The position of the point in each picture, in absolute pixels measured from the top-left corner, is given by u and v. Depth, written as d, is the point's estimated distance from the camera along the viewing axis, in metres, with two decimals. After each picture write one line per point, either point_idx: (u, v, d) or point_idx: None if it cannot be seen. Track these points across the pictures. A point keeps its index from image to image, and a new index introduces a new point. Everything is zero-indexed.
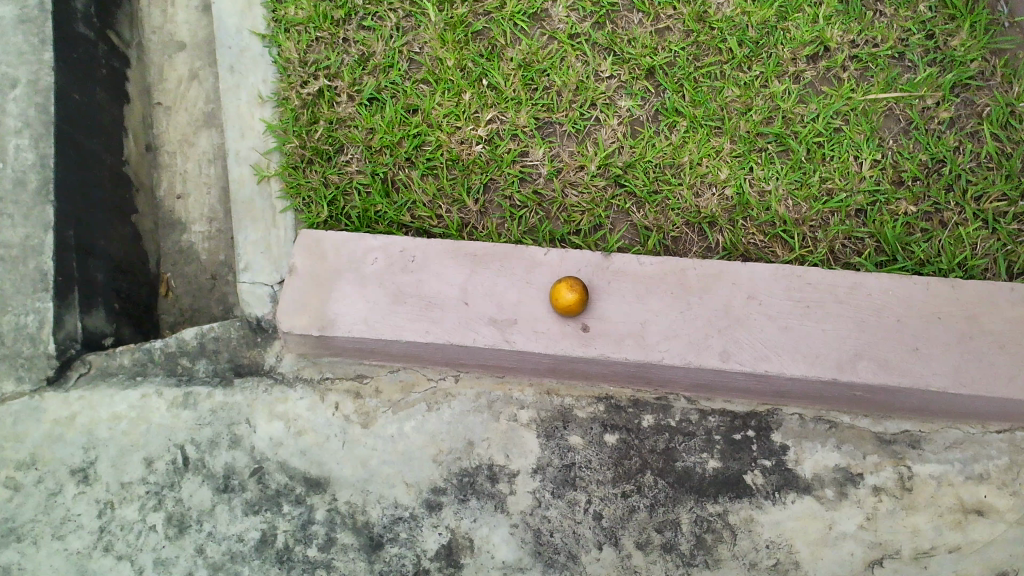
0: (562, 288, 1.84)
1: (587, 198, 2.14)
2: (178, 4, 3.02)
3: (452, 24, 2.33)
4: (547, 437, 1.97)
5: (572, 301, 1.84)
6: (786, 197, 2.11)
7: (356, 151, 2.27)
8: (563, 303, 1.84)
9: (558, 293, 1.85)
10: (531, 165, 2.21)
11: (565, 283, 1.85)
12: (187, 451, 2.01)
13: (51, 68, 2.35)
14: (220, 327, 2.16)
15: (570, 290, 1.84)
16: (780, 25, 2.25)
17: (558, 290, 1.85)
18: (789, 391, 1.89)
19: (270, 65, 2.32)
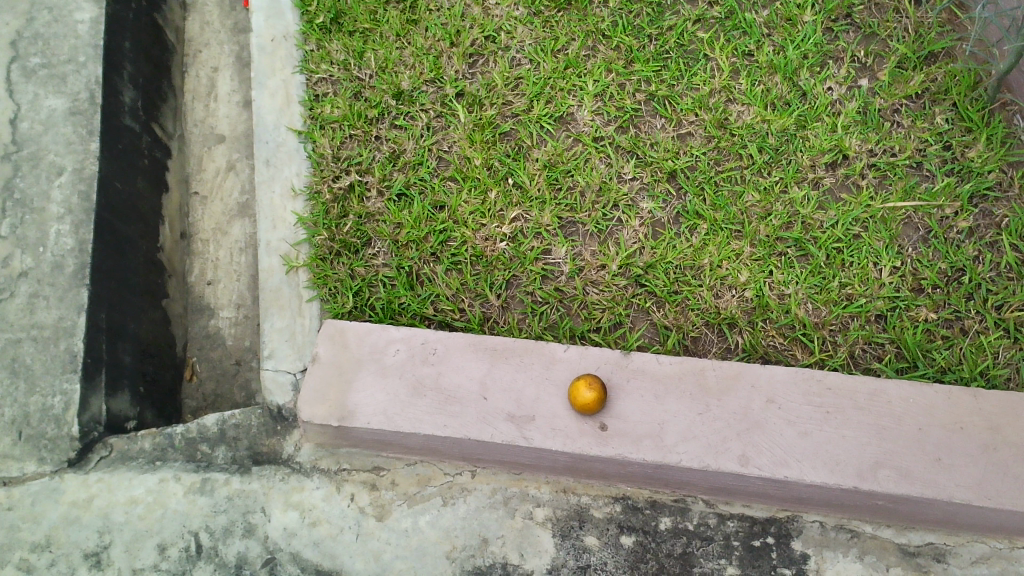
0: (580, 387, 1.86)
1: (608, 296, 2.16)
2: (221, 99, 3.17)
3: (481, 125, 2.42)
4: (563, 537, 1.95)
5: (590, 400, 1.85)
6: (806, 300, 2.11)
7: (383, 245, 2.33)
8: (580, 401, 1.86)
9: (576, 391, 1.87)
10: (554, 263, 2.24)
11: (583, 381, 1.87)
12: (201, 538, 2.02)
13: (96, 157, 2.45)
14: (240, 414, 2.20)
15: (588, 388, 1.86)
16: (799, 133, 2.31)
17: (576, 390, 1.87)
18: (809, 498, 1.86)
19: (304, 160, 2.42)
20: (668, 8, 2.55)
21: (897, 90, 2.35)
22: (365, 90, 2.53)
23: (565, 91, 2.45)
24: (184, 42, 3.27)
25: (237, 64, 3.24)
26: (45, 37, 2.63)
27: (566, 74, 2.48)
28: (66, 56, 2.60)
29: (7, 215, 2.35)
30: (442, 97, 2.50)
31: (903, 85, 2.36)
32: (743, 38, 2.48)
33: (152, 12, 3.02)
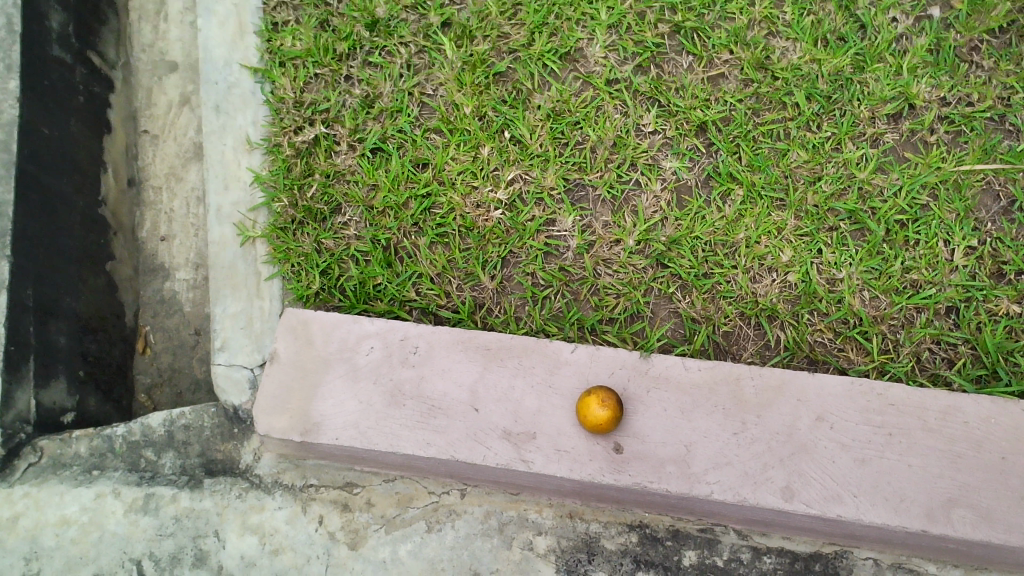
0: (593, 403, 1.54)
1: (622, 280, 1.81)
2: (171, 20, 2.72)
3: (472, 64, 2.01)
4: (568, 574, 1.67)
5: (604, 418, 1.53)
6: (862, 288, 1.76)
7: (355, 212, 1.96)
8: (591, 419, 1.54)
9: (587, 406, 1.54)
10: (558, 236, 1.88)
11: (595, 395, 1.54)
12: (144, 567, 1.75)
13: (16, 97, 2.05)
14: (191, 415, 1.90)
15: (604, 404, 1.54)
16: (856, 78, 1.91)
17: (588, 406, 1.54)
18: (862, 535, 1.57)
19: (261, 105, 2.02)
20: None
21: (978, 22, 1.92)
22: (334, 18, 2.10)
23: (573, 21, 2.02)
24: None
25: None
26: None
27: None
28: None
29: None
30: (425, 27, 2.07)
31: (984, 16, 1.92)
32: None
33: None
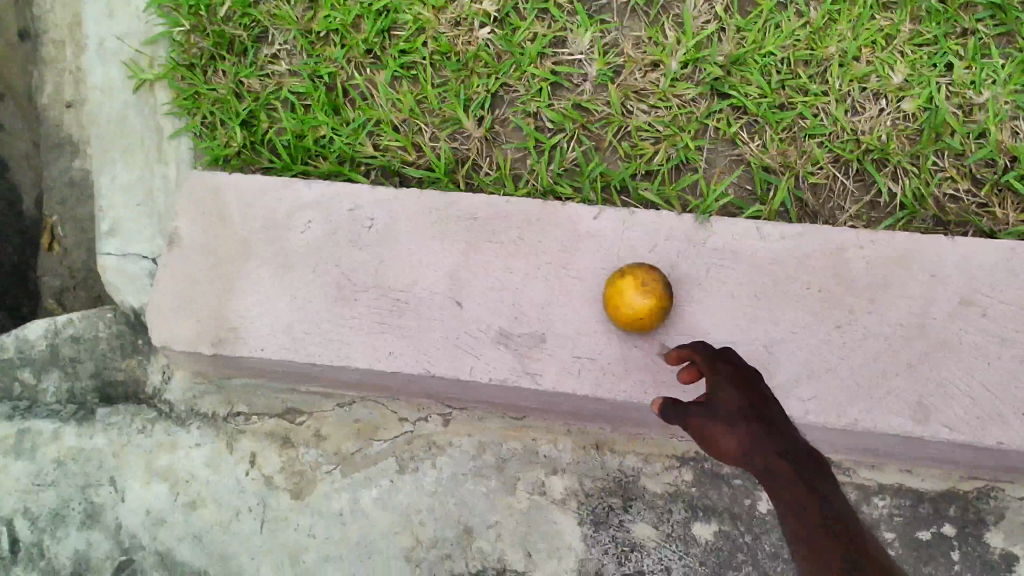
0: (626, 289, 1.04)
1: (663, 117, 1.28)
2: None
3: None
4: (597, 528, 1.22)
5: (646, 310, 1.03)
6: (1012, 115, 1.24)
7: (285, 39, 1.39)
8: (627, 313, 1.04)
9: (619, 296, 1.05)
10: (571, 61, 1.32)
11: (630, 279, 1.04)
12: (16, 530, 1.28)
13: None
14: (82, 322, 1.36)
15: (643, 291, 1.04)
16: None
17: (619, 294, 1.04)
18: (1016, 466, 1.12)
19: None
20: None
21: None
22: None
23: None
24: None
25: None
26: None
27: None
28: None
29: None
30: None
31: None
32: None
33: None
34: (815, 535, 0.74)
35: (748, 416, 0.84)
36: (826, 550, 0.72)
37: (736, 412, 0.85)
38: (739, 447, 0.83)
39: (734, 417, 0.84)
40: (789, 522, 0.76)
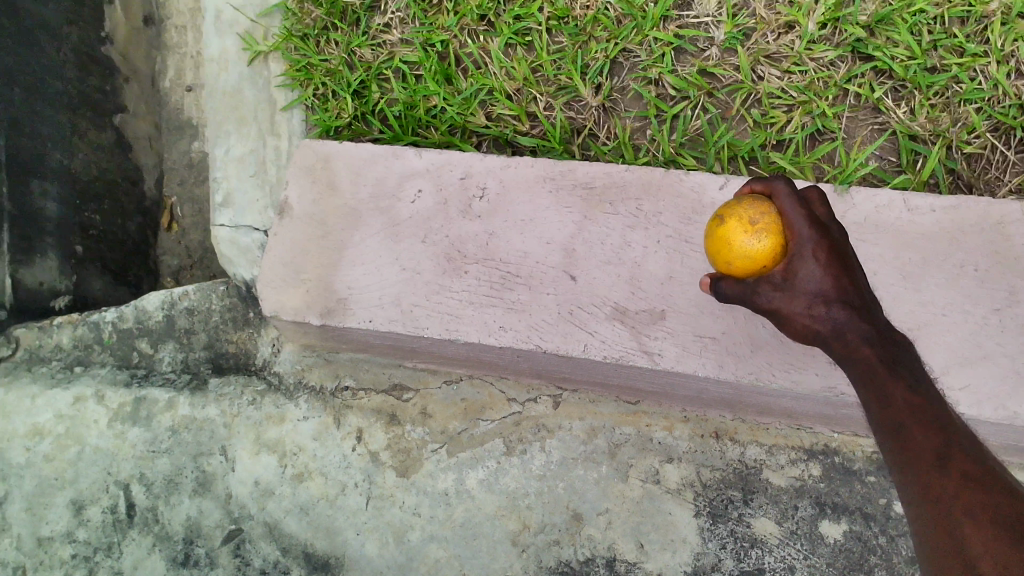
0: (732, 230, 0.87)
1: (797, 83, 1.21)
2: None
3: None
4: (715, 521, 1.14)
5: (764, 251, 0.87)
6: None
7: (398, 7, 1.37)
8: (755, 247, 0.88)
9: (735, 230, 0.88)
10: (695, 25, 1.26)
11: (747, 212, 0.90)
12: (131, 494, 1.23)
13: None
14: (197, 294, 1.35)
15: (752, 223, 0.87)
16: None
17: (730, 234, 0.88)
18: None
19: None
20: None
21: None
22: None
23: None
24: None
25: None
26: None
27: None
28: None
29: None
30: None
31: None
32: None
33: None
34: (944, 495, 0.74)
35: (883, 374, 0.85)
36: (950, 512, 0.72)
37: (875, 368, 0.86)
38: (879, 397, 0.84)
39: (864, 372, 0.86)
40: (912, 480, 0.77)
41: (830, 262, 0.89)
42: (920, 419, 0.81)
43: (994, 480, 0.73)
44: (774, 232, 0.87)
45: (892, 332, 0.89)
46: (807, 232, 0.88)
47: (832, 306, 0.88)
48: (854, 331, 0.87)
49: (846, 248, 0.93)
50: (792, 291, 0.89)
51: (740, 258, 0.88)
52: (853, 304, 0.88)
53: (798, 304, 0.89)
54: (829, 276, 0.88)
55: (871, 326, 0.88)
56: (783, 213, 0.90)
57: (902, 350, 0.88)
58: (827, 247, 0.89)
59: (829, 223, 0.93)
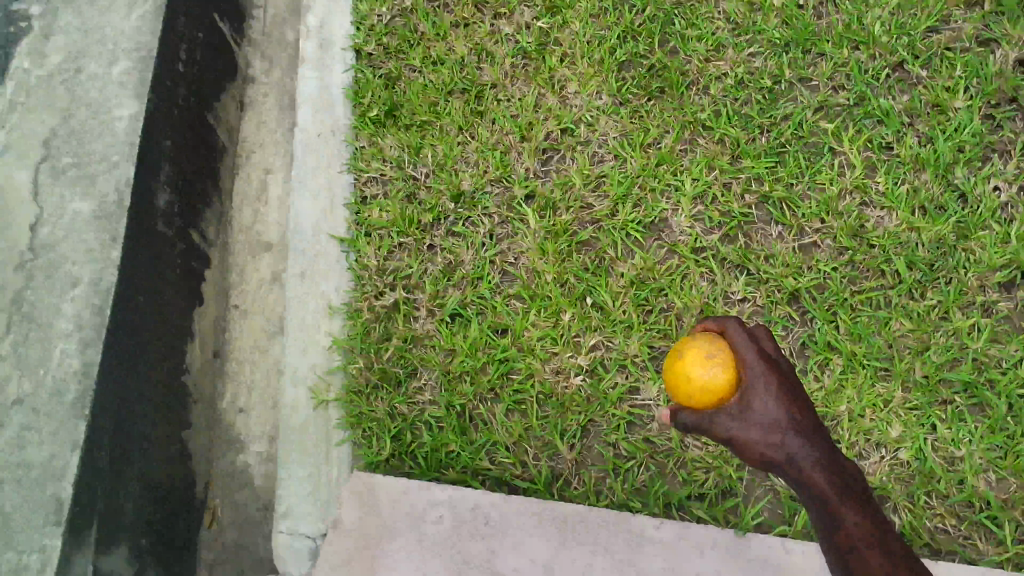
0: (693, 360, 1.35)
1: (712, 452, 1.74)
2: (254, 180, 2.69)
3: (555, 232, 2.00)
4: None
5: (722, 379, 1.31)
6: (984, 467, 1.68)
7: (430, 375, 1.91)
8: (706, 386, 1.33)
9: (688, 364, 1.36)
10: (643, 405, 1.83)
11: (699, 355, 1.36)
12: None
13: (118, 266, 2.03)
14: None
15: (709, 362, 1.33)
16: (961, 245, 1.82)
17: (688, 370, 1.35)
18: None
19: (345, 272, 2.07)
20: (783, 94, 2.10)
21: None
22: (421, 191, 2.15)
23: (657, 193, 2.02)
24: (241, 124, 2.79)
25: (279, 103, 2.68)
26: (78, 133, 2.20)
27: (658, 172, 2.03)
28: (106, 128, 2.21)
29: (11, 330, 1.94)
30: (510, 199, 2.09)
31: None
32: (877, 129, 2.00)
33: (201, 87, 2.57)
34: None
35: (821, 477, 1.24)
36: None
37: (824, 487, 1.23)
38: (825, 517, 1.23)
39: (821, 494, 1.23)
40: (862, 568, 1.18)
41: (775, 391, 1.28)
42: (852, 529, 1.20)
43: (896, 570, 1.16)
44: (730, 363, 1.33)
45: (833, 452, 1.27)
46: (758, 365, 1.30)
47: (785, 435, 1.25)
48: (805, 459, 1.25)
49: (785, 368, 1.33)
50: (747, 423, 1.28)
51: (699, 387, 1.33)
52: (800, 423, 1.26)
53: (755, 439, 1.26)
54: (776, 417, 1.27)
55: (818, 451, 1.26)
56: (733, 344, 1.34)
57: (841, 472, 1.25)
58: (773, 386, 1.29)
59: (772, 355, 1.34)
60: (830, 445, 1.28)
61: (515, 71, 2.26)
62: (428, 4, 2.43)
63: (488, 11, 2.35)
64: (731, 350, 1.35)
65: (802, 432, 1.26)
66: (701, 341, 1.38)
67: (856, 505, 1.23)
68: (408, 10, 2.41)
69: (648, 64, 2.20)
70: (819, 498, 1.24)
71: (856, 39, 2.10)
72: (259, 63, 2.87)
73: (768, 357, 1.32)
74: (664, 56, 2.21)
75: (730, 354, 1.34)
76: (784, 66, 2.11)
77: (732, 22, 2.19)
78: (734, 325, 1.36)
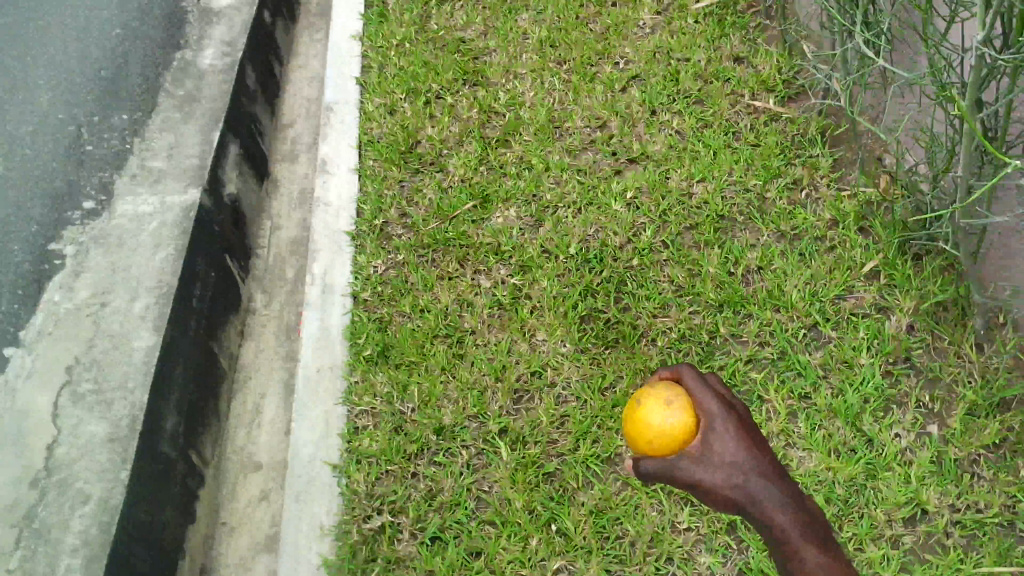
0: (655, 411, 1.68)
1: None
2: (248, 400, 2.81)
3: (524, 463, 2.31)
4: None
5: (682, 420, 1.64)
6: None
7: None
8: (667, 426, 1.65)
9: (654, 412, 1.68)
10: None
11: (664, 405, 1.67)
12: None
13: (126, 485, 2.23)
14: None
15: (670, 410, 1.66)
16: (870, 483, 2.14)
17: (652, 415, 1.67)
18: None
19: (337, 495, 2.31)
20: (719, 347, 2.48)
21: (973, 437, 2.18)
22: (407, 423, 2.43)
23: (613, 430, 2.34)
24: (241, 350, 2.94)
25: (276, 336, 2.97)
26: (101, 363, 2.48)
27: (613, 412, 2.37)
28: (124, 358, 2.48)
29: (19, 546, 2.13)
30: (484, 432, 2.40)
31: (978, 433, 2.18)
32: (797, 379, 2.36)
33: (212, 321, 2.79)
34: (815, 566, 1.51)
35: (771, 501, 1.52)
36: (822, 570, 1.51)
37: (774, 511, 1.52)
38: (783, 544, 1.53)
39: (770, 514, 1.53)
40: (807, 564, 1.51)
41: (735, 439, 1.56)
42: (814, 569, 1.51)
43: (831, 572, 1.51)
44: (687, 407, 1.66)
45: (793, 497, 1.54)
46: (716, 410, 1.60)
47: (742, 470, 1.53)
48: (757, 485, 1.53)
49: (736, 407, 1.63)
50: (711, 468, 1.54)
51: (663, 431, 1.65)
52: (753, 458, 1.54)
53: (720, 483, 1.53)
54: (739, 462, 1.53)
55: (771, 475, 1.54)
56: (692, 391, 1.66)
57: (798, 511, 1.54)
58: (733, 436, 1.57)
59: (725, 397, 1.65)
60: (789, 487, 1.56)
61: (492, 319, 2.63)
62: (418, 259, 2.83)
63: (470, 268, 2.78)
64: (689, 394, 1.67)
65: (763, 475, 1.53)
66: (661, 394, 1.70)
67: (812, 542, 1.53)
68: (401, 264, 2.82)
69: (605, 317, 2.58)
70: (779, 535, 1.53)
71: (778, 302, 2.51)
72: (260, 297, 3.08)
73: (722, 399, 1.63)
74: (618, 311, 2.60)
75: (686, 399, 1.67)
76: (718, 323, 2.50)
77: (675, 284, 2.62)
78: (694, 381, 1.67)
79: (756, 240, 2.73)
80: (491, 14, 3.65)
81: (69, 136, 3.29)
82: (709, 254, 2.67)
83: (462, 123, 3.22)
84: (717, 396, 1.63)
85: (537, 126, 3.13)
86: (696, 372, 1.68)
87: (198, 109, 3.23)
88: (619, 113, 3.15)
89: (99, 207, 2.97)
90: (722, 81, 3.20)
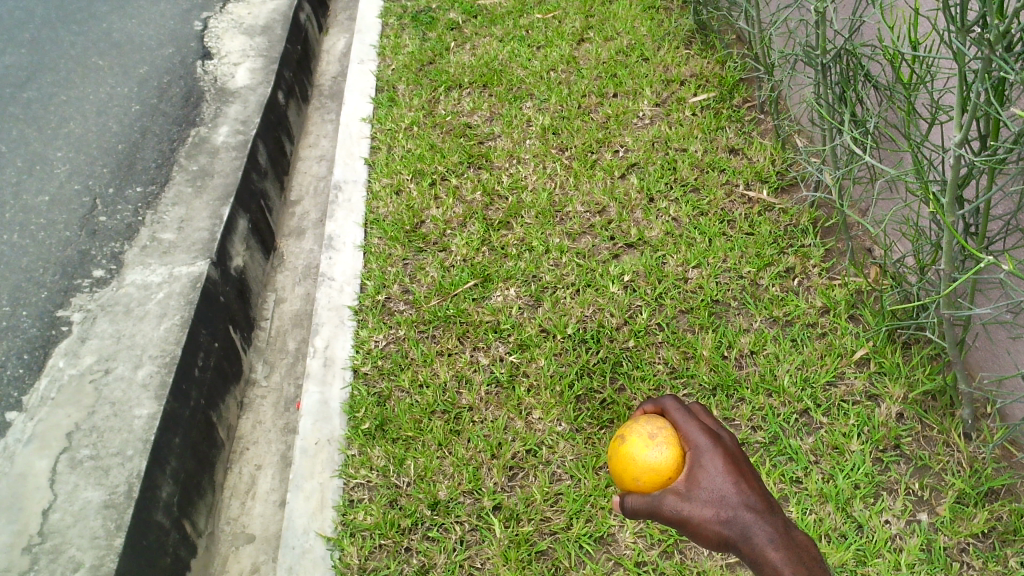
0: (641, 445, 1.71)
1: None
2: (245, 470, 2.82)
3: (517, 541, 2.32)
4: None
5: (670, 454, 1.68)
6: None
7: None
8: (654, 461, 1.68)
9: (640, 448, 1.71)
10: None
11: (650, 440, 1.71)
12: None
13: (118, 553, 2.21)
14: None
15: (654, 446, 1.69)
16: (860, 568, 2.16)
17: (640, 449, 1.71)
18: None
19: (329, 568, 2.32)
20: None
21: (961, 526, 2.20)
22: (401, 497, 2.45)
23: (607, 509, 2.36)
24: (240, 421, 2.96)
25: (275, 408, 2.99)
26: (101, 429, 2.52)
27: (607, 491, 2.40)
28: (124, 427, 2.51)
29: None
30: (478, 508, 2.41)
31: (966, 521, 2.21)
32: (789, 464, 2.40)
33: (212, 391, 2.80)
34: None
35: (763, 537, 1.50)
36: None
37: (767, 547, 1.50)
38: None
39: (764, 551, 1.50)
40: None
41: (722, 472, 1.58)
42: None
43: None
44: (674, 442, 1.69)
45: (787, 532, 1.51)
46: (705, 444, 1.63)
47: (731, 506, 1.53)
48: (751, 526, 1.51)
49: (727, 442, 1.65)
50: (698, 502, 1.56)
51: (648, 468, 1.69)
52: (741, 493, 1.54)
53: (708, 518, 1.53)
54: (726, 496, 1.54)
55: (761, 512, 1.53)
56: (680, 425, 1.70)
57: (793, 547, 1.51)
58: (719, 469, 1.58)
59: (715, 431, 1.67)
60: (782, 522, 1.53)
61: (489, 396, 2.67)
62: (418, 334, 2.89)
63: (469, 344, 2.83)
64: (677, 429, 1.71)
65: (751, 509, 1.53)
66: (647, 429, 1.74)
67: None
68: (401, 338, 2.88)
69: (600, 397, 2.63)
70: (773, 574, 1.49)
71: (770, 387, 2.57)
72: (261, 368, 3.12)
73: (712, 433, 1.66)
74: (613, 391, 2.65)
75: (674, 433, 1.71)
76: (711, 406, 2.55)
77: (670, 366, 2.68)
78: (679, 415, 1.71)
79: (749, 324, 2.79)
80: (497, 102, 3.80)
81: (84, 207, 3.39)
82: (703, 338, 2.73)
83: (466, 205, 3.32)
84: (704, 430, 1.66)
85: (539, 210, 3.24)
86: (682, 407, 1.72)
87: (209, 184, 3.34)
88: (618, 199, 3.26)
89: (109, 276, 3.05)
90: (717, 171, 3.32)
